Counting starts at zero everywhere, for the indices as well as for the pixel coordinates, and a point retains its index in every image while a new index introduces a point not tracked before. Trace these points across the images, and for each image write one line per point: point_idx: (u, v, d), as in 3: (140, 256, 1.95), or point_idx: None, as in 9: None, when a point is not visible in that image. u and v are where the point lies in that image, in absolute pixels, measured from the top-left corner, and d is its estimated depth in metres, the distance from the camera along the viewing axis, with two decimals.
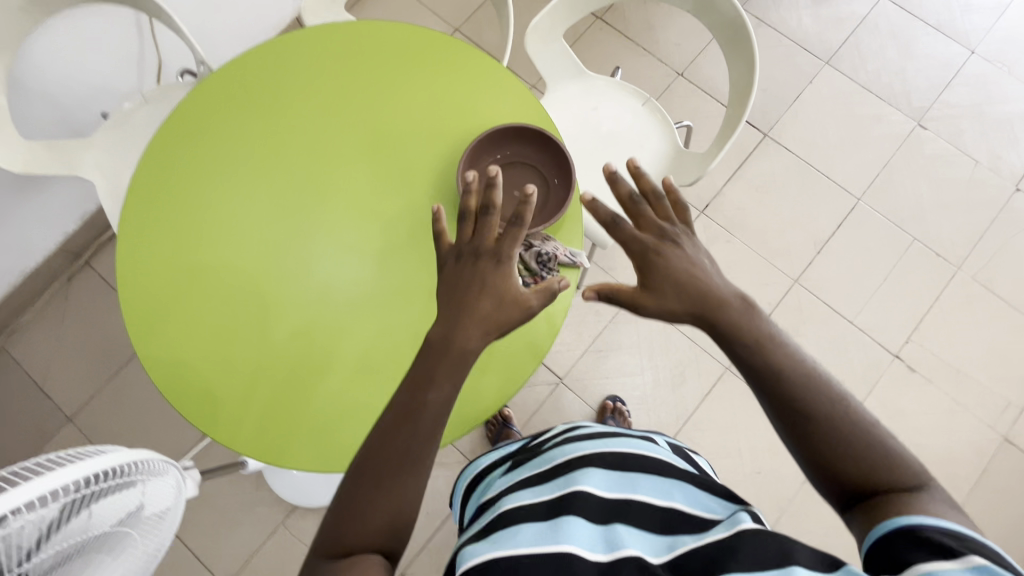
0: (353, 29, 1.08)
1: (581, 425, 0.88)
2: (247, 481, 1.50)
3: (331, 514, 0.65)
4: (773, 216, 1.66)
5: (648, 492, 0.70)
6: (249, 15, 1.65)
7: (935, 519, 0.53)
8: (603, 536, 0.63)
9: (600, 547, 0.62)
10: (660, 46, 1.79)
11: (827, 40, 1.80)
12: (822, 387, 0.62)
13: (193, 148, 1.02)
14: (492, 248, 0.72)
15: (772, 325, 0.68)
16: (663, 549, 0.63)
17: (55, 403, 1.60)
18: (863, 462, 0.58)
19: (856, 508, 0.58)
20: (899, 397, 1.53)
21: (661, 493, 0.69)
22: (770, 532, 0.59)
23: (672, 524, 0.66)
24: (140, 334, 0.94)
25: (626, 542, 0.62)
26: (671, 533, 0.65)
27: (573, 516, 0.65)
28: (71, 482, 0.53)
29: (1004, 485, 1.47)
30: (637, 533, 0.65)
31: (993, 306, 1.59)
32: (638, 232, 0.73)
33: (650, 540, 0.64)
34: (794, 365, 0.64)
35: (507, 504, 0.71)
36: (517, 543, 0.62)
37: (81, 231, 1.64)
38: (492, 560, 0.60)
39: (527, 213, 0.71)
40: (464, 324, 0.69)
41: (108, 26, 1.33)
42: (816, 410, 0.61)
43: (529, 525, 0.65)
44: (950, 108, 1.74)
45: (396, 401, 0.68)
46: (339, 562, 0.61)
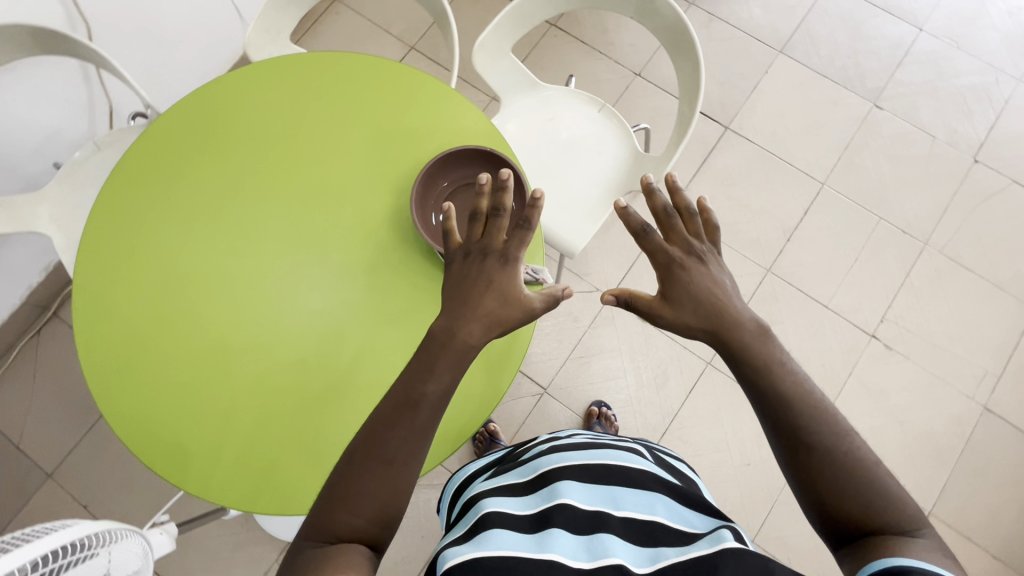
0: (297, 63, 1.07)
1: (567, 437, 0.86)
2: (236, 523, 1.48)
3: (322, 498, 0.64)
4: (740, 207, 1.67)
5: (630, 505, 0.67)
6: (200, 51, 1.64)
7: (927, 565, 0.51)
8: (586, 546, 0.61)
9: (583, 556, 0.59)
10: (615, 48, 1.80)
11: (779, 30, 1.82)
12: (824, 418, 0.58)
13: (144, 195, 1.00)
14: (501, 249, 0.70)
15: (786, 353, 0.63)
16: (645, 561, 0.60)
17: (34, 461, 1.56)
18: (859, 501, 0.55)
19: (848, 547, 0.55)
20: (879, 376, 1.55)
21: (644, 508, 0.67)
22: (755, 554, 0.56)
23: (655, 537, 0.64)
24: (103, 393, 0.92)
25: (612, 552, 0.60)
26: (653, 544, 0.63)
27: (557, 528, 0.62)
28: (32, 564, 0.52)
29: (988, 453, 1.49)
30: (620, 542, 0.62)
31: (962, 278, 1.61)
32: (666, 245, 0.68)
33: (633, 551, 0.62)
34: (798, 392, 0.60)
35: (489, 505, 0.69)
36: (498, 546, 0.59)
37: (47, 283, 1.61)
38: (471, 560, 0.58)
39: (536, 216, 0.68)
40: (467, 319, 0.67)
41: (52, 76, 1.31)
42: (819, 443, 0.57)
43: (512, 533, 0.63)
44: (903, 87, 1.77)
45: (396, 389, 0.67)
46: (325, 549, 0.60)
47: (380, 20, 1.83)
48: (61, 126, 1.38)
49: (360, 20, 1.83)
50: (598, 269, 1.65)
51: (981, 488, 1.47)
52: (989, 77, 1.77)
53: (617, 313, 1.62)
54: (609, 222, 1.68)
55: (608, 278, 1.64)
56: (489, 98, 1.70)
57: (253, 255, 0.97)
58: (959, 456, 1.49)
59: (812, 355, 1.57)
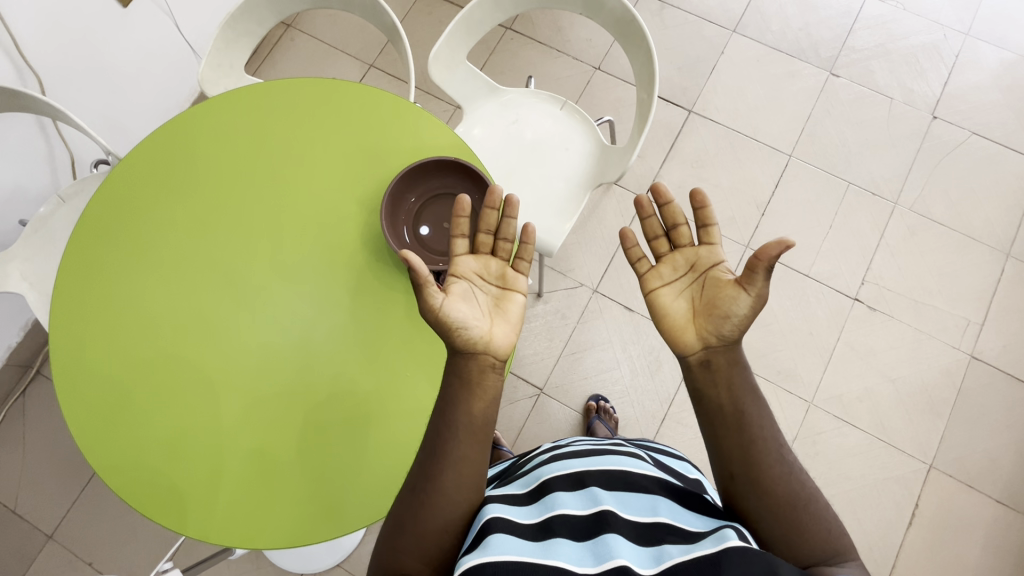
0: (255, 94, 1.06)
1: (566, 443, 0.87)
2: (246, 560, 1.46)
3: (382, 536, 0.69)
4: (712, 187, 1.69)
5: (633, 508, 0.67)
6: (157, 92, 1.62)
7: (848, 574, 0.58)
8: (591, 550, 0.61)
9: (588, 562, 0.60)
10: (572, 44, 1.81)
11: (730, 9, 1.85)
12: (775, 443, 0.66)
13: (112, 241, 0.99)
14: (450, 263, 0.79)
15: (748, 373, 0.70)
16: (650, 561, 0.60)
17: (32, 523, 1.53)
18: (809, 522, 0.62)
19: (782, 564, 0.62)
20: (866, 338, 1.57)
21: (646, 510, 0.67)
22: (758, 549, 0.56)
23: (658, 537, 0.64)
24: (93, 449, 0.91)
25: (618, 553, 0.60)
26: (657, 544, 0.62)
27: (560, 538, 0.63)
28: None
29: (979, 401, 1.52)
30: (626, 543, 0.61)
31: (934, 232, 1.65)
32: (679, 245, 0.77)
33: (638, 551, 0.61)
34: (755, 415, 0.67)
35: (492, 510, 0.68)
36: (503, 551, 0.60)
37: (27, 342, 1.59)
38: (485, 567, 0.58)
39: (461, 221, 0.79)
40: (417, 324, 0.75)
41: (10, 133, 1.30)
42: (772, 464, 0.64)
43: (514, 539, 0.63)
44: (856, 53, 1.80)
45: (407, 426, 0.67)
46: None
47: (336, 41, 1.83)
48: (22, 181, 1.36)
49: (316, 43, 1.83)
50: (580, 265, 1.66)
51: (978, 435, 1.49)
52: (937, 35, 1.81)
53: (604, 306, 1.63)
54: (585, 216, 1.70)
55: (591, 272, 1.65)
56: (453, 107, 1.71)
57: (228, 291, 0.97)
58: (952, 408, 1.51)
59: (799, 325, 1.59)
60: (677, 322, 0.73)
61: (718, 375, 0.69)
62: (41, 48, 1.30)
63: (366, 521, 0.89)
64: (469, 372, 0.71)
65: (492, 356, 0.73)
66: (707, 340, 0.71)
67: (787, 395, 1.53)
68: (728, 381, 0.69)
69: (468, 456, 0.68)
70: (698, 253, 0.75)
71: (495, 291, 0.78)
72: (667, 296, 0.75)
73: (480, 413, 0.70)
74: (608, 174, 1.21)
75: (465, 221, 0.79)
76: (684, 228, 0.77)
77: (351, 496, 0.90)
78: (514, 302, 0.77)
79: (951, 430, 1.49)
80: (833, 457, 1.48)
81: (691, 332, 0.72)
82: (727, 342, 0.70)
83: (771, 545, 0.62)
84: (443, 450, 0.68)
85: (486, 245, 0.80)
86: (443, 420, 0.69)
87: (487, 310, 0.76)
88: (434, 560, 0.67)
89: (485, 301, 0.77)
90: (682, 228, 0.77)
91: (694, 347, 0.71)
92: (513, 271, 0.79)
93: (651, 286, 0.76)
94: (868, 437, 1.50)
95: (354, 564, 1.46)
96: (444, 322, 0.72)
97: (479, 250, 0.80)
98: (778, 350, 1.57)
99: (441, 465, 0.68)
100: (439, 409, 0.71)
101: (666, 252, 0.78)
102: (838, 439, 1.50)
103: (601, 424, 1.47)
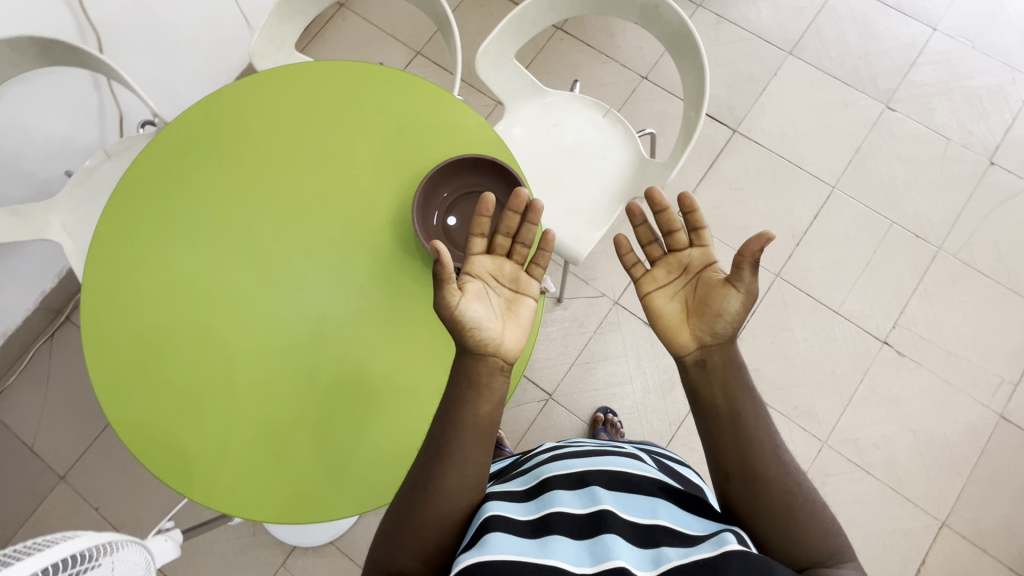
0: (305, 72, 1.07)
1: (570, 444, 0.86)
2: (243, 525, 1.49)
3: (383, 532, 0.69)
4: (748, 212, 1.65)
5: (632, 509, 0.66)
6: (208, 60, 1.66)
7: None
8: (588, 549, 0.60)
9: (586, 562, 0.59)
10: (622, 51, 1.79)
11: (789, 31, 1.80)
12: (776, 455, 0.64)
13: (151, 203, 1.01)
14: (468, 263, 0.78)
15: (744, 374, 0.68)
16: (648, 564, 0.59)
17: (47, 462, 1.59)
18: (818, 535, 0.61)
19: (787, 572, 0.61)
20: (891, 384, 1.52)
21: (644, 511, 0.66)
22: (759, 556, 0.55)
23: (656, 538, 0.63)
24: (111, 403, 0.93)
25: (615, 554, 0.58)
26: (655, 545, 0.61)
27: (557, 536, 0.62)
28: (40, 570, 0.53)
29: (1003, 464, 1.46)
30: (624, 544, 0.60)
31: (977, 282, 1.58)
32: (672, 248, 0.75)
33: (636, 552, 0.60)
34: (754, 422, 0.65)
35: (492, 507, 0.67)
36: (501, 550, 0.59)
37: (60, 289, 1.64)
38: (481, 566, 0.57)
39: (484, 221, 0.78)
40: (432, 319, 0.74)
41: (65, 86, 1.33)
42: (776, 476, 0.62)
43: (512, 537, 0.62)
44: (917, 88, 1.73)
45: None
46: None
47: (386, 25, 1.83)
48: (72, 134, 1.40)
49: (366, 25, 1.84)
50: (603, 275, 1.64)
51: (997, 499, 1.43)
52: (1005, 78, 1.73)
53: (624, 319, 1.61)
54: (615, 227, 1.67)
55: (614, 283, 1.63)
56: (494, 103, 1.71)
57: (255, 265, 0.98)
58: (973, 467, 1.46)
59: (823, 362, 1.54)
60: (671, 322, 0.71)
61: (713, 374, 0.67)
62: (104, 7, 1.34)
63: (363, 507, 0.90)
64: (478, 373, 0.71)
65: (502, 358, 0.73)
66: (701, 340, 0.69)
67: (800, 432, 1.49)
68: (723, 380, 0.67)
69: (471, 458, 0.68)
70: (691, 255, 0.74)
71: (507, 294, 0.78)
72: (661, 300, 0.73)
73: (486, 415, 0.70)
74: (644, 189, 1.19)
75: (486, 221, 0.78)
76: (679, 234, 0.75)
77: (351, 482, 0.91)
78: (526, 306, 0.76)
79: (969, 489, 1.44)
80: (841, 501, 1.44)
81: (685, 332, 0.70)
82: (722, 342, 0.68)
83: (769, 549, 0.61)
84: (447, 451, 0.68)
85: (503, 247, 0.79)
86: (449, 421, 0.69)
87: (500, 311, 0.76)
88: (430, 557, 0.67)
89: (498, 302, 0.77)
90: (677, 234, 0.75)
91: (688, 348, 0.69)
92: (526, 276, 0.79)
93: (646, 289, 0.74)
94: (879, 485, 1.45)
95: (347, 543, 1.48)
96: (459, 320, 0.71)
97: (496, 251, 0.79)
98: (796, 385, 1.53)
99: (445, 465, 0.67)
100: (444, 409, 0.70)
101: (659, 257, 0.76)
102: (848, 483, 1.46)
103: (606, 437, 1.46)
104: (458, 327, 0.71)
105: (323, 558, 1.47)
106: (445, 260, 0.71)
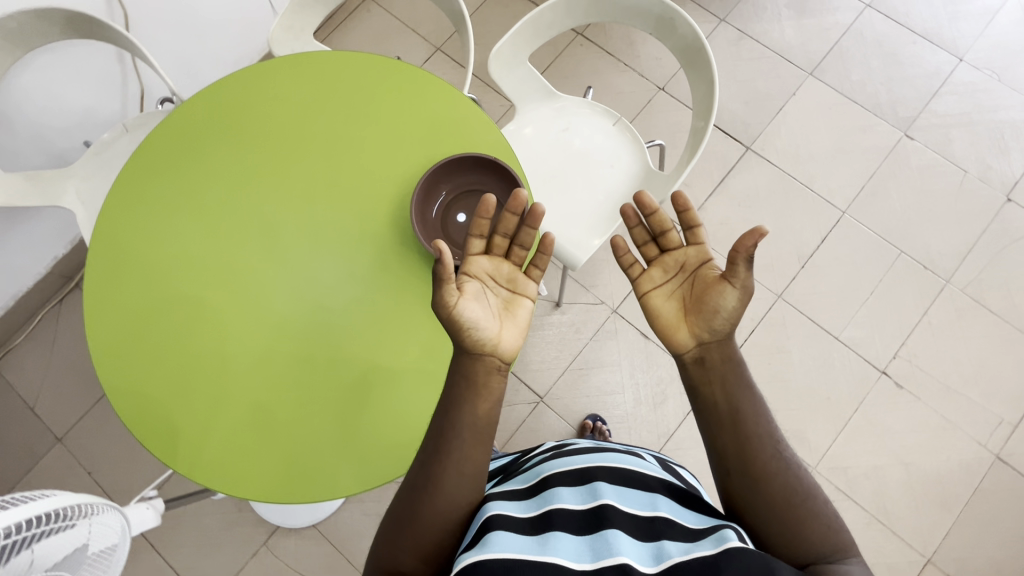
0: (321, 61, 1.09)
1: (570, 441, 0.86)
2: (230, 501, 1.52)
3: (383, 531, 0.70)
4: (755, 230, 1.64)
5: (633, 504, 0.66)
6: (231, 43, 1.69)
7: None
8: (590, 546, 0.61)
9: (587, 558, 0.59)
10: (641, 60, 1.78)
11: (811, 52, 1.78)
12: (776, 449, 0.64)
13: (161, 179, 1.03)
14: (467, 263, 0.78)
15: (745, 370, 0.68)
16: (649, 559, 0.59)
17: (46, 423, 1.63)
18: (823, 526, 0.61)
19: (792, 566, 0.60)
20: (887, 415, 1.50)
21: (645, 506, 0.66)
22: (757, 551, 0.55)
23: (658, 533, 0.63)
24: (107, 371, 0.95)
25: (617, 550, 0.59)
26: (657, 540, 0.62)
27: (558, 532, 0.63)
28: (27, 519, 0.57)
29: (996, 505, 1.43)
30: (626, 538, 0.61)
31: (983, 319, 1.55)
32: (667, 248, 0.75)
33: (638, 547, 0.61)
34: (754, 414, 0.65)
35: (494, 506, 0.68)
36: (503, 547, 0.60)
37: (72, 255, 1.68)
38: (482, 562, 0.58)
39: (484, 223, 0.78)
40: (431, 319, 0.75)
41: (90, 58, 1.36)
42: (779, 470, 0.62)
43: (513, 535, 0.62)
44: (937, 118, 1.71)
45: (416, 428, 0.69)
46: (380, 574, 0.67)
47: (408, 20, 1.85)
48: (93, 105, 1.43)
49: (389, 18, 1.85)
50: (604, 283, 1.64)
51: (986, 540, 1.41)
52: None
53: (621, 328, 1.60)
54: None
55: (614, 292, 1.63)
56: (509, 104, 1.71)
57: (257, 247, 1.00)
58: (964, 506, 1.43)
59: (819, 387, 1.53)
60: (669, 321, 0.71)
61: (712, 372, 0.68)
62: None
63: (345, 492, 0.92)
64: (476, 373, 0.71)
65: (498, 358, 0.73)
66: (700, 337, 0.69)
67: None
68: (722, 378, 0.67)
69: (469, 456, 0.69)
70: (687, 253, 0.73)
71: (505, 294, 0.79)
72: (658, 299, 0.73)
73: (484, 414, 0.70)
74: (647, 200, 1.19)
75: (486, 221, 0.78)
76: (673, 233, 0.75)
77: (333, 468, 0.92)
78: (523, 306, 0.77)
79: (958, 527, 1.41)
80: None
81: (684, 330, 0.70)
82: (720, 338, 0.68)
83: (770, 542, 0.61)
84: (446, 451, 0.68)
85: (501, 247, 0.79)
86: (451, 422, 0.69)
87: (497, 311, 0.76)
88: (429, 555, 0.68)
89: (495, 302, 0.77)
90: (670, 234, 0.75)
91: (687, 346, 0.69)
92: (523, 277, 0.79)
93: (643, 290, 0.74)
94: (866, 516, 1.43)
95: (329, 528, 1.50)
96: (457, 320, 0.72)
97: (493, 251, 0.80)
98: (789, 408, 1.52)
99: (442, 463, 0.68)
100: (442, 409, 0.71)
101: (656, 257, 0.76)
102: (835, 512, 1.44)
103: None
104: (456, 327, 0.72)
105: (304, 540, 1.49)
106: (447, 259, 0.71)
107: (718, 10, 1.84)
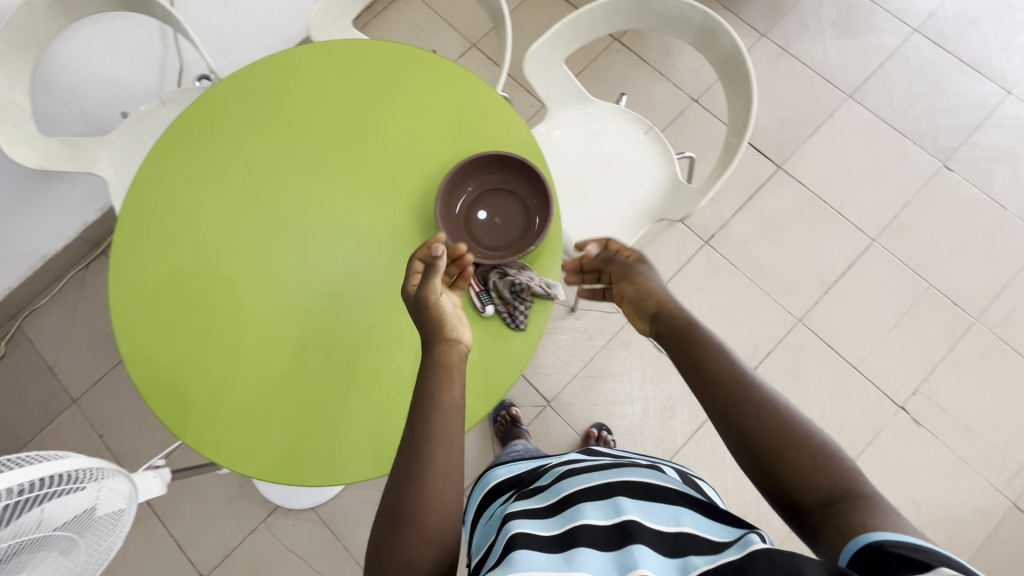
0: (359, 50, 1.09)
1: (588, 457, 0.85)
2: (232, 477, 1.53)
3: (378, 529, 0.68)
4: (779, 251, 1.61)
5: (657, 519, 0.65)
6: (270, 25, 1.71)
7: (900, 535, 0.50)
8: (616, 561, 0.60)
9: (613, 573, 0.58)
10: (676, 70, 1.76)
11: (852, 74, 1.74)
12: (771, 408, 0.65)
13: (194, 154, 1.05)
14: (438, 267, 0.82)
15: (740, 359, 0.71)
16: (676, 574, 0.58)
17: (62, 383, 1.67)
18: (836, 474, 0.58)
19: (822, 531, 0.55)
20: (901, 451, 1.46)
21: (669, 519, 0.65)
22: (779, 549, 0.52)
23: (684, 548, 0.61)
24: (126, 338, 0.97)
25: (641, 565, 0.58)
26: (683, 555, 0.60)
27: (582, 547, 0.62)
28: (36, 479, 0.57)
29: (1008, 554, 1.39)
30: (651, 554, 0.60)
31: (1010, 362, 1.50)
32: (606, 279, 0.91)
33: (664, 562, 0.60)
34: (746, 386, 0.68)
35: (517, 527, 0.68)
36: (527, 567, 0.59)
37: (100, 222, 1.72)
38: None
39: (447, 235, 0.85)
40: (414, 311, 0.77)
41: (133, 31, 1.39)
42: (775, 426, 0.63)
43: (539, 553, 0.62)
44: (979, 150, 1.66)
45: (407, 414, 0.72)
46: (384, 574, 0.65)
47: (446, 14, 1.85)
48: (133, 78, 1.46)
49: (427, 11, 1.86)
50: None
51: None
52: None
53: (634, 339, 1.59)
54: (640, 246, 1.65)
55: None
56: (539, 105, 1.71)
57: (281, 229, 1.00)
58: (975, 552, 1.39)
59: (832, 416, 1.50)
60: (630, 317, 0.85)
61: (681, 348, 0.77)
62: None
63: (347, 479, 0.92)
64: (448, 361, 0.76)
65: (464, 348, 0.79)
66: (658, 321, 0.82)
67: None
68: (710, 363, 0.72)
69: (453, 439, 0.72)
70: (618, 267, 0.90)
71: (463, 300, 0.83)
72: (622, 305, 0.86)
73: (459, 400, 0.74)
74: (672, 212, 1.17)
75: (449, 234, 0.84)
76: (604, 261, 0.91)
77: (337, 455, 0.92)
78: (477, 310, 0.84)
79: None
80: None
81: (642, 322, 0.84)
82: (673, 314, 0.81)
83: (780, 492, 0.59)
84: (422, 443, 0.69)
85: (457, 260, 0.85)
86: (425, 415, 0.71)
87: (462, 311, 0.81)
88: (429, 549, 0.66)
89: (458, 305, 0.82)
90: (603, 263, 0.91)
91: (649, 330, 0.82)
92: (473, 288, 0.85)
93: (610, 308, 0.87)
94: None
95: (327, 512, 1.51)
96: (440, 308, 0.77)
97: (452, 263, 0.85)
98: None
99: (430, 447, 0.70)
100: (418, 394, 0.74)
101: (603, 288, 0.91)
102: None
103: None
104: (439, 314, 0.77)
105: (302, 521, 1.50)
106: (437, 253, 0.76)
107: (760, 25, 1.81)
